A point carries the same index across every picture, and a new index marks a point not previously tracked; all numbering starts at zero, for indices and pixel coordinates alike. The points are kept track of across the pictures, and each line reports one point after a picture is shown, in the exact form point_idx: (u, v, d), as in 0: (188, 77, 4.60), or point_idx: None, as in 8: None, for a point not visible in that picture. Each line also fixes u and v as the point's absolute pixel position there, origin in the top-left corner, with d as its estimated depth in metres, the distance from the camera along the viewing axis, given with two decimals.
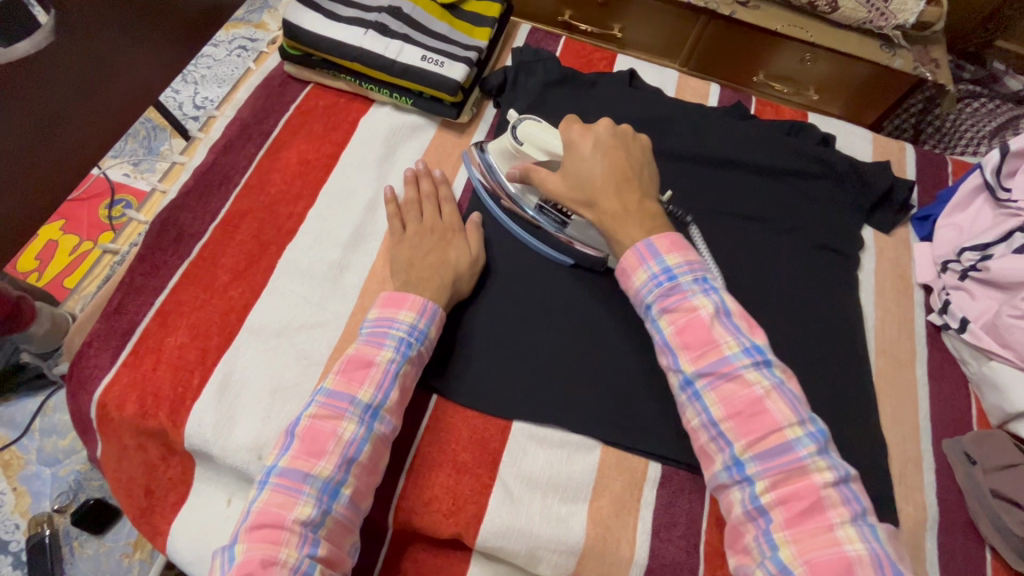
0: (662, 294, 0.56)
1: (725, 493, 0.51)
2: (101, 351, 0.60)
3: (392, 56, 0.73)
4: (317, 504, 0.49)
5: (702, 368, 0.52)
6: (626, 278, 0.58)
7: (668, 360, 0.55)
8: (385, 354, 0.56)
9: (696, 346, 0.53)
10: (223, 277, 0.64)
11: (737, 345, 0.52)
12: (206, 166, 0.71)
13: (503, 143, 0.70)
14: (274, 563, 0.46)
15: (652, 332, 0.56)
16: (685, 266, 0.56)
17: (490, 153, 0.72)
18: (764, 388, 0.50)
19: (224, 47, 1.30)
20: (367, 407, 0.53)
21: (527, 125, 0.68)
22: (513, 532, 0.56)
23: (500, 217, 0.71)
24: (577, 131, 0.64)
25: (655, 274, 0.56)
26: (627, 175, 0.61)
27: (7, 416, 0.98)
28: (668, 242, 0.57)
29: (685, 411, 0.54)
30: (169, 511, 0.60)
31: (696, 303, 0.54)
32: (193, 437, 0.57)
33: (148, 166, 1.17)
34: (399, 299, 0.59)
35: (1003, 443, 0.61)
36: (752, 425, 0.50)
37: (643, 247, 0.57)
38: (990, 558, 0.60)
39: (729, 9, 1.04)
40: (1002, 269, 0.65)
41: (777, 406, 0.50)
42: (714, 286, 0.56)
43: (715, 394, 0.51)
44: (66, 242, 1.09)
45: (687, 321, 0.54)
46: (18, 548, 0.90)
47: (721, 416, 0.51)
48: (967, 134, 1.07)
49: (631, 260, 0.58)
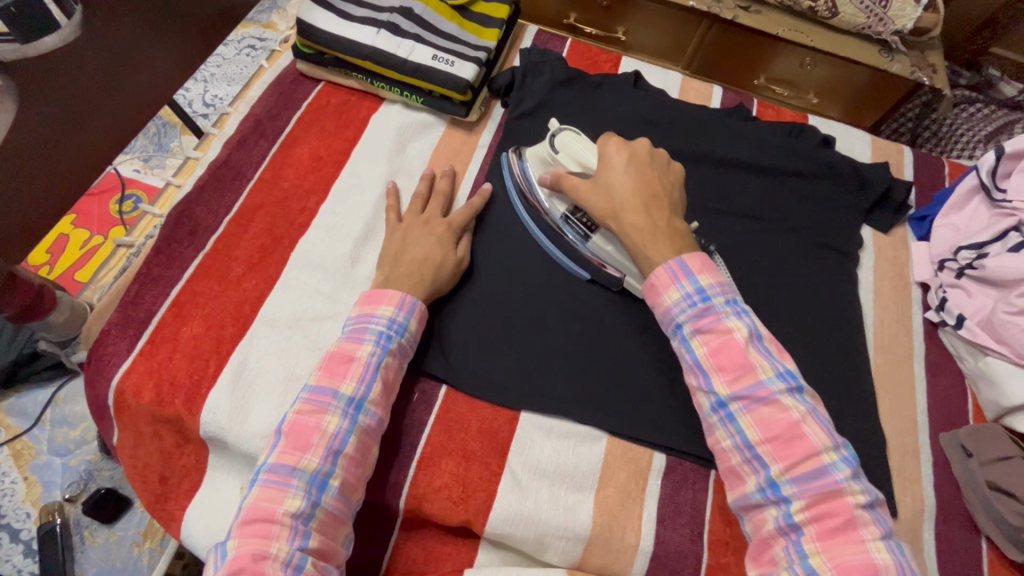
0: (695, 315, 0.55)
1: (756, 512, 0.51)
2: (119, 339, 0.62)
3: (404, 55, 0.75)
4: (306, 496, 0.50)
5: (738, 391, 0.52)
6: (655, 295, 0.58)
7: (700, 381, 0.54)
8: (365, 348, 0.57)
9: (731, 369, 0.53)
10: (238, 269, 0.66)
11: (772, 369, 0.52)
12: (221, 161, 0.73)
13: (540, 151, 0.70)
14: (265, 557, 0.47)
15: (684, 352, 0.56)
16: (718, 287, 0.56)
17: (525, 158, 0.72)
18: (801, 412, 0.51)
19: (234, 47, 1.32)
20: (350, 400, 0.55)
21: (563, 135, 0.67)
22: (522, 520, 0.57)
23: (524, 216, 0.72)
24: (614, 145, 0.64)
25: (688, 293, 0.56)
26: (657, 194, 0.62)
27: (18, 407, 0.99)
28: (700, 262, 0.57)
29: (717, 432, 0.53)
30: (183, 497, 0.61)
31: (730, 326, 0.54)
32: (208, 424, 0.58)
33: (159, 162, 1.19)
34: (377, 295, 0.60)
35: (998, 435, 0.63)
36: (790, 449, 0.50)
37: (674, 265, 0.57)
38: (986, 549, 0.61)
39: (732, 14, 1.06)
40: (998, 267, 0.67)
41: (814, 431, 0.50)
42: (745, 309, 0.56)
43: (752, 416, 0.51)
44: (77, 236, 1.10)
45: (722, 343, 0.54)
46: (30, 536, 0.91)
47: (757, 439, 0.51)
48: (963, 139, 1.11)
49: (662, 278, 0.57)
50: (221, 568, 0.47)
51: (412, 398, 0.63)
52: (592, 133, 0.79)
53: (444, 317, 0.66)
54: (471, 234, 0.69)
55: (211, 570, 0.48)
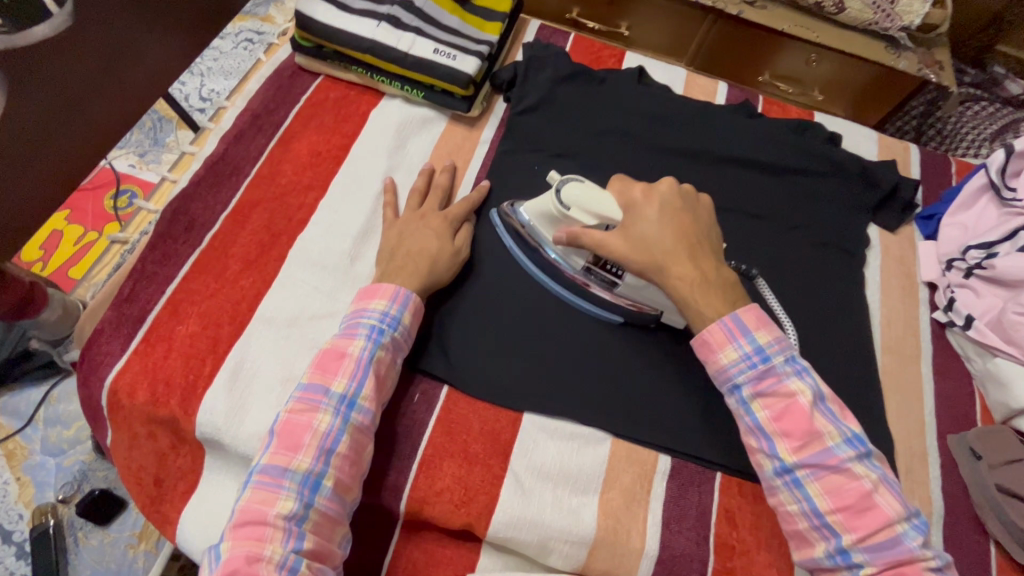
0: (755, 377, 0.54)
1: (825, 575, 0.51)
2: (113, 338, 0.60)
3: (405, 48, 0.74)
4: (299, 498, 0.49)
5: (805, 459, 0.51)
6: (711, 354, 0.56)
7: (761, 444, 0.53)
8: (357, 344, 0.56)
9: (796, 435, 0.52)
10: (234, 266, 0.64)
11: (839, 435, 0.51)
12: (217, 156, 0.71)
13: (544, 206, 0.64)
14: (258, 559, 0.46)
15: (743, 414, 0.54)
16: (778, 347, 0.54)
17: (527, 216, 0.66)
18: (871, 480, 0.50)
19: (231, 40, 1.30)
20: (342, 397, 0.53)
21: (570, 188, 0.61)
22: (525, 523, 0.56)
23: (535, 275, 0.68)
24: (638, 190, 0.60)
25: (747, 353, 0.54)
26: (696, 239, 0.58)
27: (10, 406, 0.97)
28: (757, 317, 0.55)
29: (781, 495, 0.53)
30: (179, 499, 0.60)
31: (794, 389, 0.53)
32: (205, 425, 0.57)
33: (154, 157, 1.17)
34: (371, 290, 0.59)
35: (1008, 438, 0.62)
36: (862, 519, 0.49)
37: (731, 323, 0.55)
38: (995, 553, 0.60)
39: (737, 9, 1.05)
40: (1007, 266, 0.66)
41: (886, 499, 0.49)
42: (806, 367, 0.54)
43: (820, 484, 0.51)
44: (71, 232, 1.08)
45: (786, 408, 0.52)
46: (23, 538, 0.89)
47: (827, 508, 0.50)
48: (969, 137, 1.09)
49: (719, 337, 0.55)
50: (214, 571, 0.46)
51: (413, 398, 0.62)
52: (596, 130, 0.77)
53: (446, 316, 0.65)
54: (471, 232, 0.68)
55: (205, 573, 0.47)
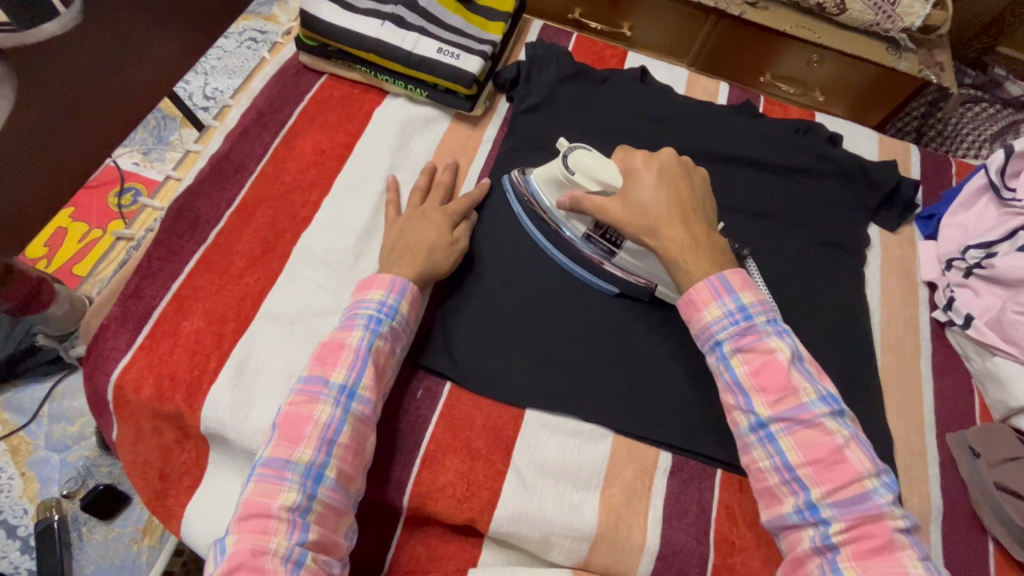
0: (736, 334, 0.54)
1: (791, 531, 0.50)
2: (119, 334, 0.61)
3: (409, 47, 0.74)
4: (301, 490, 0.49)
5: (780, 413, 0.51)
6: (693, 311, 0.56)
7: (739, 400, 0.53)
8: (355, 334, 0.56)
9: (773, 390, 0.52)
10: (239, 263, 0.65)
11: (815, 392, 0.51)
12: (222, 153, 0.72)
13: (551, 171, 0.67)
14: (264, 552, 0.47)
15: (722, 370, 0.54)
16: (760, 305, 0.54)
17: (533, 181, 0.69)
18: (844, 437, 0.50)
19: (234, 39, 1.30)
20: (342, 388, 0.54)
21: (578, 154, 0.64)
22: (527, 518, 0.57)
23: (539, 241, 0.70)
24: (639, 158, 0.63)
25: (730, 311, 0.54)
26: (691, 206, 0.60)
27: (15, 402, 0.98)
28: (741, 278, 0.56)
29: (754, 451, 0.52)
30: (183, 495, 0.60)
31: (773, 346, 0.53)
32: (210, 420, 0.57)
33: (158, 155, 1.17)
34: (369, 281, 0.60)
35: (1006, 436, 0.62)
36: (832, 473, 0.49)
37: (715, 281, 0.56)
38: (994, 550, 0.61)
39: (739, 9, 1.05)
40: (1007, 266, 0.66)
41: (857, 456, 0.49)
42: (787, 329, 0.55)
43: (793, 438, 0.50)
44: (75, 229, 1.09)
45: (764, 363, 0.52)
46: (27, 532, 0.90)
47: (798, 462, 0.50)
48: (969, 139, 1.10)
49: (702, 293, 0.56)
50: (220, 565, 0.47)
51: (417, 394, 0.62)
52: (598, 129, 0.78)
53: (449, 312, 0.65)
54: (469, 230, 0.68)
55: (211, 567, 0.48)
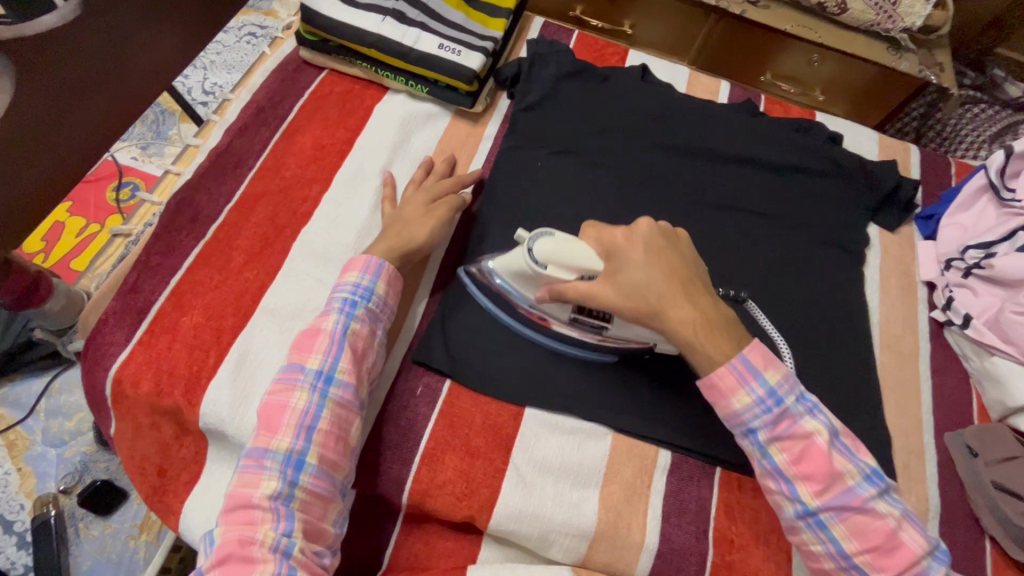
0: (771, 422, 0.52)
1: None
2: (117, 328, 0.60)
3: (410, 43, 0.74)
4: (282, 477, 0.50)
5: (828, 501, 0.50)
6: (722, 399, 0.53)
7: (782, 487, 0.52)
8: (331, 319, 0.57)
9: (818, 478, 0.50)
10: (238, 258, 0.65)
11: (859, 472, 0.51)
12: (222, 148, 0.72)
13: (517, 267, 0.59)
14: (251, 542, 0.47)
15: (760, 457, 0.53)
16: (788, 386, 0.52)
17: (495, 272, 0.61)
18: (895, 518, 0.50)
19: (234, 34, 1.30)
20: (318, 373, 0.54)
21: (542, 243, 0.56)
22: (527, 516, 0.56)
23: (521, 330, 0.64)
24: (619, 234, 0.55)
25: (760, 397, 0.52)
26: (687, 277, 0.54)
27: (12, 396, 0.97)
28: (764, 356, 0.53)
29: (804, 535, 0.52)
30: (182, 490, 0.60)
31: (809, 430, 0.51)
32: (208, 416, 0.57)
33: (157, 150, 1.17)
34: (345, 267, 0.60)
35: (1004, 436, 0.62)
36: (890, 558, 0.49)
37: (741, 366, 0.52)
38: (990, 549, 0.61)
39: (740, 8, 1.05)
40: (1007, 266, 0.66)
41: (910, 535, 0.50)
42: (816, 404, 0.53)
43: (846, 526, 0.50)
44: (73, 224, 1.08)
45: (803, 450, 0.51)
46: (24, 528, 0.89)
47: (855, 549, 0.50)
48: (967, 138, 1.08)
49: (730, 381, 0.52)
50: (209, 557, 0.47)
51: (417, 391, 0.62)
52: (599, 126, 0.78)
53: (447, 308, 0.66)
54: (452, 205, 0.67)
55: (201, 559, 0.48)
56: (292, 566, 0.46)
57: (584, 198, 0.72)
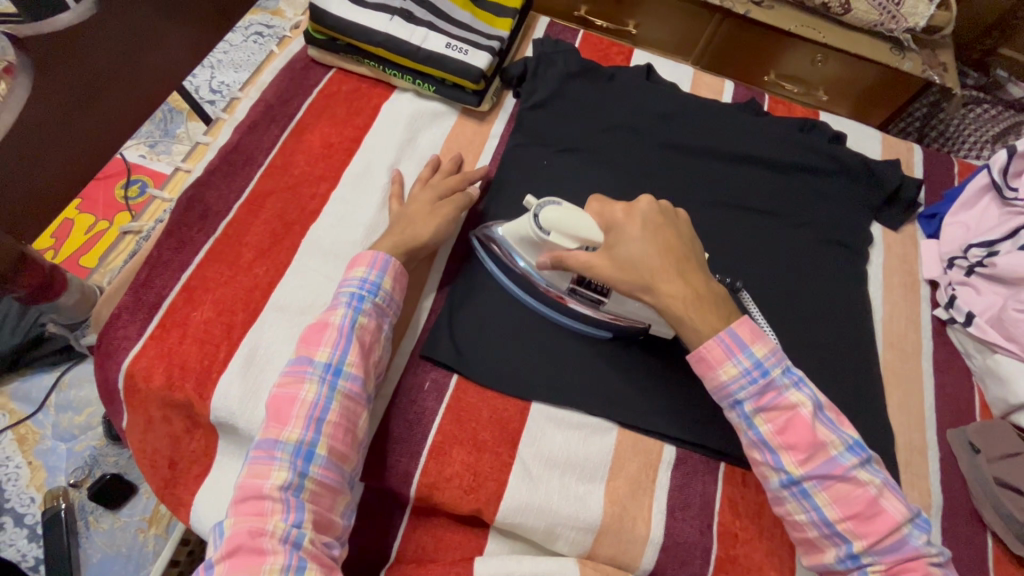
0: (757, 392, 0.53)
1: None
2: (129, 323, 0.61)
3: (417, 42, 0.75)
4: (292, 468, 0.50)
5: (811, 470, 0.51)
6: (708, 371, 0.54)
7: (767, 457, 0.53)
8: (339, 313, 0.57)
9: (801, 447, 0.52)
10: (248, 254, 0.65)
11: (841, 443, 0.52)
12: (232, 146, 0.72)
13: (524, 232, 0.61)
14: (262, 533, 0.47)
15: (746, 428, 0.54)
16: (774, 358, 0.53)
17: (505, 239, 0.64)
18: (877, 487, 0.51)
19: (241, 33, 1.31)
20: (327, 366, 0.55)
21: (547, 211, 0.58)
22: (534, 509, 0.57)
23: (522, 297, 0.66)
24: (620, 210, 0.58)
25: (746, 368, 0.53)
26: (682, 254, 0.56)
27: (23, 391, 0.98)
28: (751, 329, 0.54)
29: (788, 505, 0.53)
30: (193, 483, 0.61)
31: (794, 401, 0.52)
32: (219, 410, 0.58)
33: (165, 148, 1.18)
34: (352, 261, 0.61)
35: (1007, 433, 0.63)
36: (872, 525, 0.50)
37: (728, 338, 0.53)
38: (992, 544, 0.62)
39: (744, 8, 1.06)
40: (1009, 265, 0.67)
41: (892, 504, 0.50)
42: (803, 376, 0.54)
43: (828, 494, 0.51)
44: (82, 221, 1.09)
45: (788, 419, 0.52)
46: (34, 521, 0.90)
47: (837, 517, 0.50)
48: (970, 139, 1.08)
49: (716, 352, 0.54)
50: (219, 548, 0.48)
51: (424, 386, 0.63)
52: (605, 125, 0.78)
53: (454, 303, 0.66)
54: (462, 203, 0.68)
55: (211, 550, 0.49)
56: (302, 557, 0.47)
57: (590, 195, 0.73)
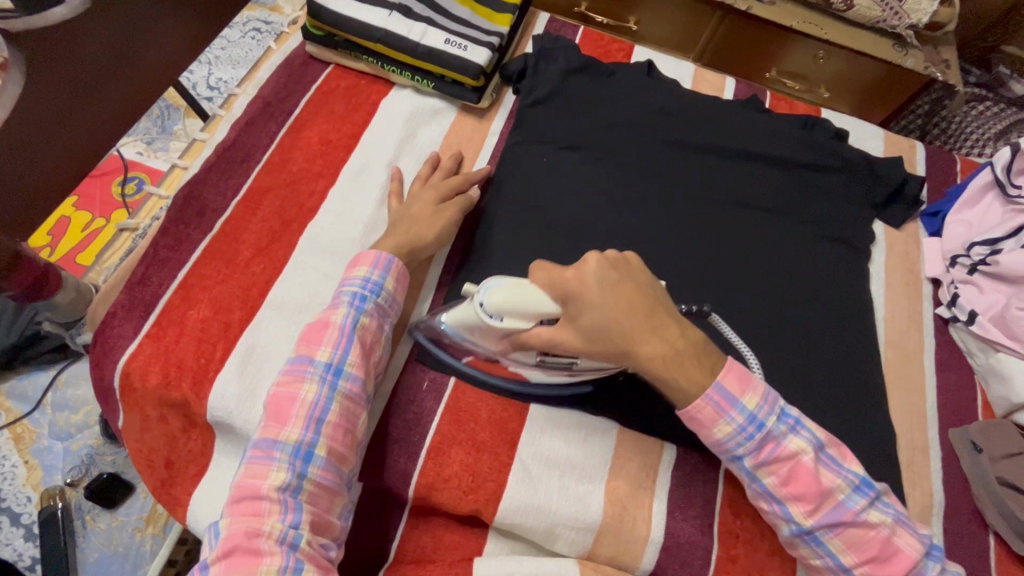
0: (755, 447, 0.51)
1: None
2: (126, 320, 0.61)
3: (416, 38, 0.74)
4: (291, 469, 0.50)
5: (821, 518, 0.51)
6: (704, 430, 0.52)
7: (775, 509, 0.52)
8: (340, 312, 0.57)
9: (808, 497, 0.51)
10: (246, 252, 0.65)
11: (848, 484, 0.51)
12: (229, 142, 0.72)
13: (473, 322, 0.56)
14: (258, 534, 0.47)
15: (750, 481, 0.53)
16: (767, 408, 0.51)
17: (455, 330, 0.59)
18: (888, 525, 0.50)
19: (239, 29, 1.30)
20: (327, 365, 0.54)
21: (491, 296, 0.53)
22: (533, 509, 0.57)
23: (497, 382, 0.62)
24: (570, 274, 0.49)
25: (741, 425, 0.51)
26: (650, 308, 0.50)
27: (19, 389, 0.98)
28: (739, 380, 0.52)
29: (803, 551, 0.53)
30: (189, 482, 0.60)
31: (794, 449, 0.51)
32: (216, 409, 0.57)
33: (163, 145, 1.17)
34: (355, 260, 0.60)
35: (1009, 432, 0.62)
36: (887, 565, 0.50)
37: (719, 398, 0.51)
38: (994, 545, 0.61)
39: (746, 5, 1.05)
40: (1012, 262, 0.67)
41: (905, 540, 0.50)
42: (799, 421, 0.52)
43: (841, 539, 0.51)
44: (79, 218, 1.09)
45: (791, 470, 0.51)
46: (31, 520, 0.90)
47: (853, 561, 0.50)
48: (971, 138, 1.07)
49: (710, 413, 0.51)
50: (215, 548, 0.47)
51: (423, 386, 0.62)
52: (605, 122, 0.78)
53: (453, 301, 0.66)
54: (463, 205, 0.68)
55: (206, 550, 0.48)
56: (299, 558, 0.46)
57: (590, 193, 0.72)
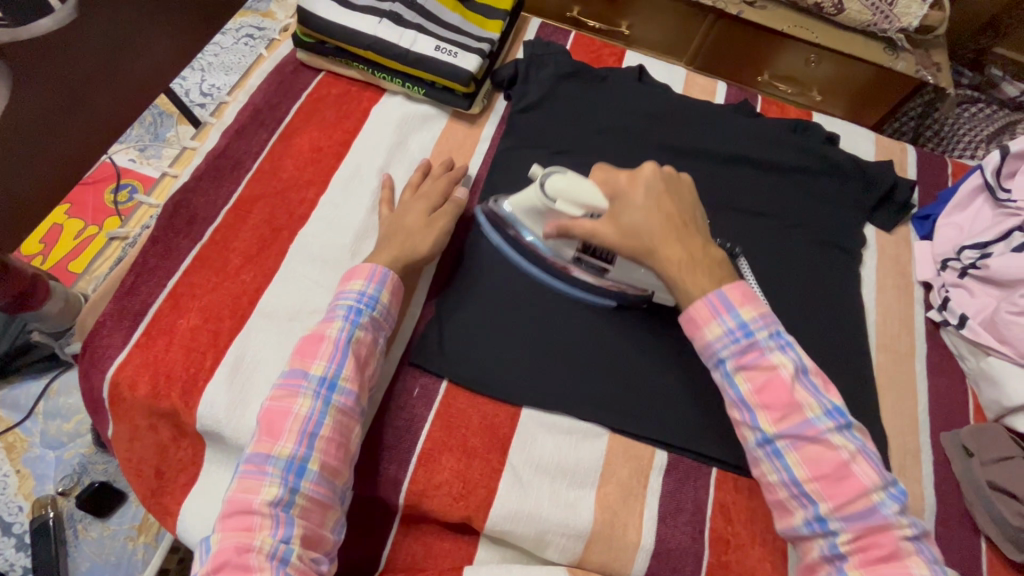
0: (739, 351, 0.52)
1: (804, 541, 0.51)
2: (114, 331, 0.61)
3: (406, 45, 0.74)
4: (283, 484, 0.50)
5: (784, 430, 0.50)
6: (694, 328, 0.54)
7: (744, 417, 0.52)
8: (335, 326, 0.57)
9: (777, 407, 0.51)
10: (235, 261, 0.65)
11: (819, 407, 0.51)
12: (219, 151, 0.72)
13: (531, 202, 0.63)
14: (248, 549, 0.47)
15: (727, 387, 0.53)
16: (761, 321, 0.53)
17: (512, 213, 0.66)
18: (850, 452, 0.49)
19: (232, 36, 1.30)
20: (321, 380, 0.54)
21: (554, 180, 0.61)
22: (523, 516, 0.57)
23: (539, 276, 0.68)
24: (625, 178, 0.59)
25: (730, 328, 0.53)
26: (682, 219, 0.57)
27: (11, 399, 0.97)
28: (743, 292, 0.54)
29: (761, 466, 0.52)
30: (179, 492, 0.60)
31: (775, 362, 0.52)
32: (206, 419, 0.57)
33: (155, 152, 1.17)
34: (351, 273, 0.60)
35: (999, 437, 0.62)
36: (840, 487, 0.48)
37: (715, 298, 0.54)
38: (986, 548, 0.61)
39: (737, 9, 1.06)
40: (1001, 266, 0.67)
41: (863, 470, 0.49)
42: (790, 341, 0.53)
43: (799, 455, 0.50)
44: (71, 226, 1.08)
45: (767, 380, 0.51)
46: (23, 530, 0.90)
47: (806, 477, 0.49)
48: (965, 138, 1.09)
49: (702, 311, 0.54)
50: (206, 563, 0.47)
51: (413, 393, 0.62)
52: (596, 127, 0.78)
53: (444, 308, 0.66)
54: (454, 211, 0.68)
55: (196, 565, 0.48)
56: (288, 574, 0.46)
57: None
